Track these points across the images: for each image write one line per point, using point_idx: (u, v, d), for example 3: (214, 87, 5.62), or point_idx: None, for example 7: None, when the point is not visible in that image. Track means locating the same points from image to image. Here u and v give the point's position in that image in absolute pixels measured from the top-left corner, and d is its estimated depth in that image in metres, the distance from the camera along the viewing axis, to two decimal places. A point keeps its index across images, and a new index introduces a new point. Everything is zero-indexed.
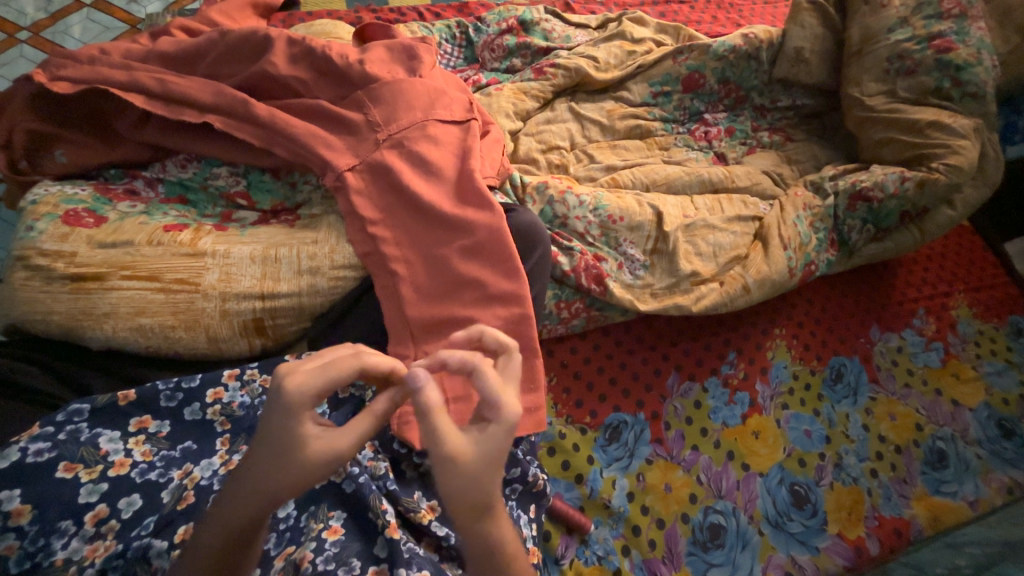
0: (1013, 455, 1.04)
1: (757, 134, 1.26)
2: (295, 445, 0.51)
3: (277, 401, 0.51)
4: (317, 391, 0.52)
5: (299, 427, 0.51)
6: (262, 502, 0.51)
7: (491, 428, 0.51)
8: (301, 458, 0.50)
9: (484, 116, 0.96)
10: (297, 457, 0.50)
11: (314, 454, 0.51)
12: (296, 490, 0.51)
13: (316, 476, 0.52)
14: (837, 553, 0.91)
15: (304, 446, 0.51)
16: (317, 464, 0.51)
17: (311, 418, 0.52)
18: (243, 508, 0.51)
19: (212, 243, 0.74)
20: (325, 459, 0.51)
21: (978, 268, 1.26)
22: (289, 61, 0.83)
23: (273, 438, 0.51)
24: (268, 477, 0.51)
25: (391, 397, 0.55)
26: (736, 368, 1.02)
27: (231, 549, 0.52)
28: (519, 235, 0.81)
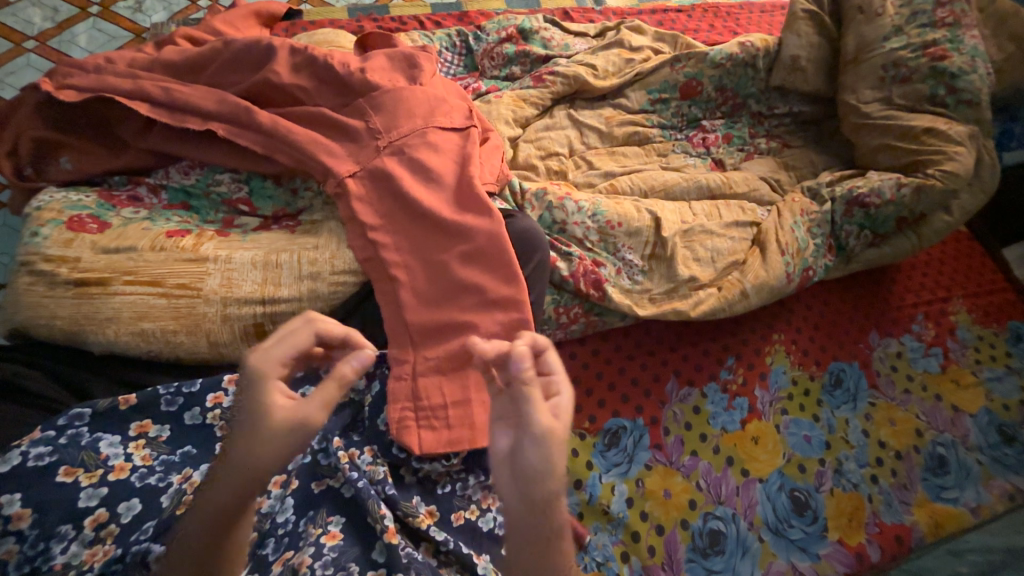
0: (1014, 461, 1.03)
1: (755, 141, 1.27)
2: (262, 414, 0.50)
3: (244, 374, 0.52)
4: (280, 360, 0.53)
5: (266, 396, 0.50)
6: (244, 484, 0.48)
7: (564, 405, 0.53)
8: (265, 427, 0.49)
9: (484, 123, 0.98)
10: (265, 425, 0.49)
11: (281, 420, 0.49)
12: (272, 463, 0.49)
13: (288, 443, 0.50)
14: (838, 560, 0.90)
15: (271, 414, 0.50)
16: (287, 429, 0.49)
17: (279, 387, 0.52)
18: (222, 486, 0.49)
19: (214, 249, 0.74)
20: (294, 423, 0.50)
21: (977, 273, 1.26)
22: (291, 70, 0.84)
23: (243, 409, 0.50)
24: (247, 451, 0.48)
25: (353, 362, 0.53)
26: (735, 373, 1.02)
27: (222, 531, 0.49)
28: (518, 240, 0.81)
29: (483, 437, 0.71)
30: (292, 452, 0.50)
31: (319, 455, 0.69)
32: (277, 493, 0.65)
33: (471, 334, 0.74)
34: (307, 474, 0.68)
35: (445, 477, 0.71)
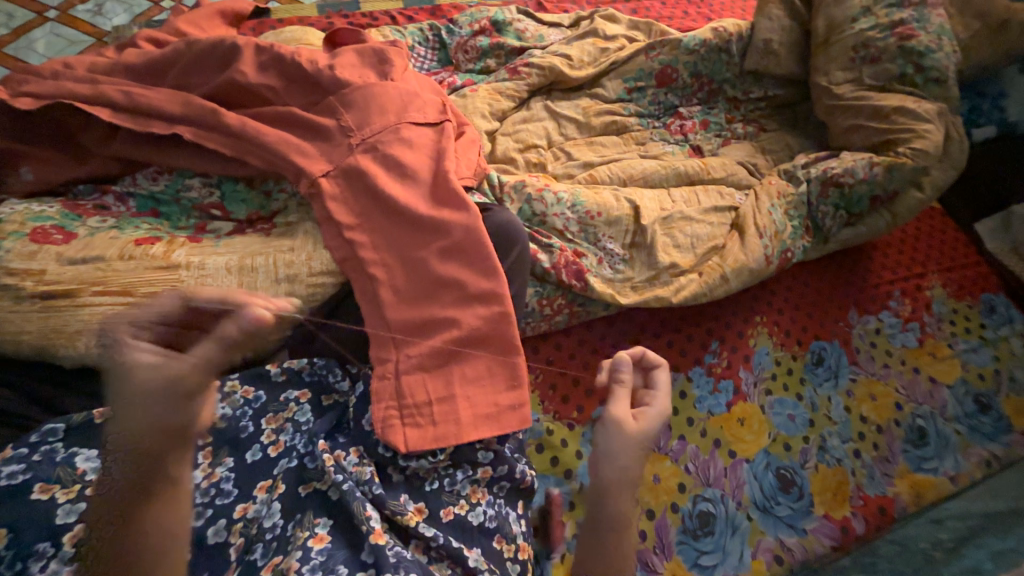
0: (990, 428, 1.06)
1: (732, 126, 1.28)
2: (127, 375, 0.56)
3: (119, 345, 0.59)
4: (146, 326, 0.60)
5: (128, 358, 0.57)
6: (131, 443, 0.54)
7: (644, 413, 0.76)
8: (136, 383, 0.55)
9: (459, 118, 0.97)
10: (130, 383, 0.56)
11: (144, 377, 0.55)
12: (148, 421, 0.55)
13: (155, 401, 0.55)
14: (825, 534, 0.92)
15: (133, 372, 0.56)
16: (151, 386, 0.55)
17: (142, 349, 0.57)
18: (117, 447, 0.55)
19: (186, 255, 0.73)
20: (155, 379, 0.55)
21: (950, 248, 1.29)
22: (258, 69, 0.82)
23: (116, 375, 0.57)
24: (125, 412, 0.56)
25: (239, 325, 0.62)
26: (719, 356, 1.03)
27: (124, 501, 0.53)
28: (496, 234, 0.81)
29: (470, 432, 0.70)
30: (163, 406, 0.55)
31: (306, 459, 0.70)
32: (263, 498, 0.66)
33: (452, 330, 0.73)
34: (294, 478, 0.68)
35: (432, 474, 0.71)
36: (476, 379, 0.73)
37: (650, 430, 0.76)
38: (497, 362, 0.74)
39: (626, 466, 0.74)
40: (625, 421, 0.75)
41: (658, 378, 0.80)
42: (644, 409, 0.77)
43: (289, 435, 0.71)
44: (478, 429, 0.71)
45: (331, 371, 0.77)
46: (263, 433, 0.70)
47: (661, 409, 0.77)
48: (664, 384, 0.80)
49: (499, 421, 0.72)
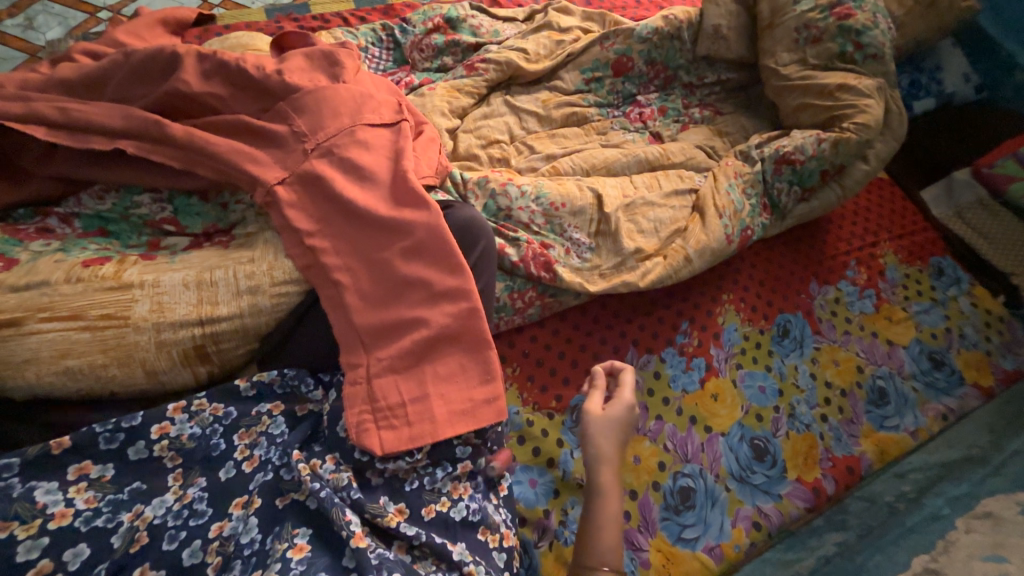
0: (945, 383, 1.12)
1: (689, 111, 1.31)
2: None
3: None
4: None
5: None
6: None
7: (611, 406, 0.79)
8: None
9: (417, 117, 0.96)
10: None
11: None
12: None
13: None
14: (798, 497, 0.96)
15: None
16: None
17: None
18: None
19: (139, 273, 0.71)
20: None
21: (900, 216, 1.35)
22: (202, 78, 0.80)
23: None
24: None
25: None
26: (690, 336, 1.06)
27: None
28: (460, 231, 0.81)
29: (446, 430, 0.70)
30: None
31: (282, 471, 0.69)
32: (238, 514, 0.66)
33: (422, 329, 0.72)
34: (270, 492, 0.68)
35: (412, 474, 0.71)
36: (450, 376, 0.72)
37: (619, 419, 0.79)
38: (469, 358, 0.73)
39: (600, 457, 0.76)
40: (592, 413, 0.79)
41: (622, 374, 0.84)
42: (611, 402, 0.80)
43: (263, 449, 0.70)
44: (455, 426, 0.70)
45: (302, 381, 0.76)
46: (236, 450, 0.70)
47: (625, 399, 0.80)
48: (629, 378, 0.83)
49: (474, 416, 0.71)
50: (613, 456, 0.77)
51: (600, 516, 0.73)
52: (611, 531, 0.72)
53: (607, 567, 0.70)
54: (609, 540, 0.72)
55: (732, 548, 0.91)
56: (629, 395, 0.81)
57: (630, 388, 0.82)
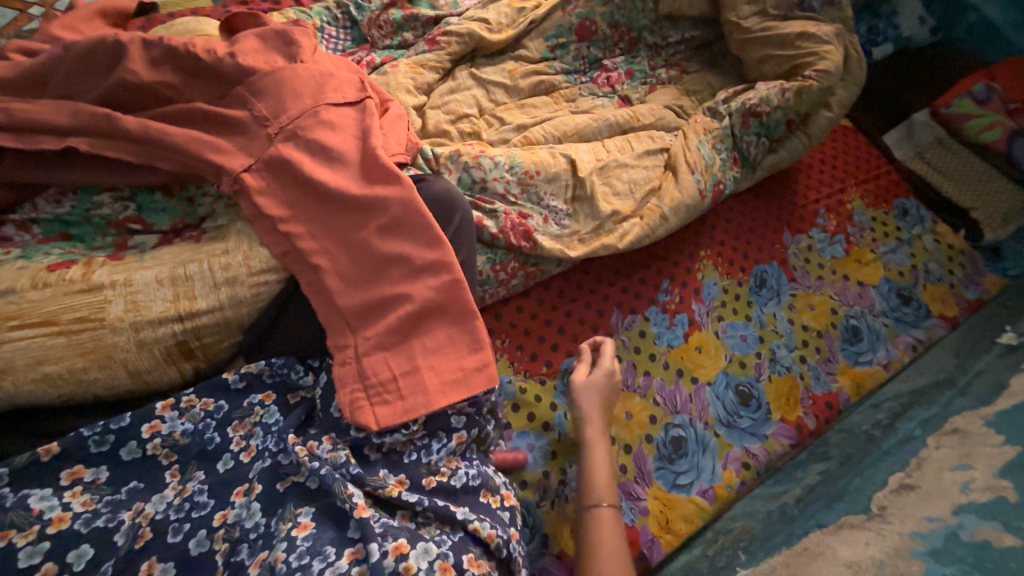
0: (913, 317, 1.17)
1: (655, 72, 1.30)
2: None
3: None
4: None
5: None
6: None
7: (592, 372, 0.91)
8: None
9: (382, 95, 0.94)
10: None
11: None
12: None
13: None
14: (783, 435, 1.01)
15: None
16: None
17: None
18: None
19: (109, 274, 0.69)
20: None
21: (865, 161, 1.38)
22: (150, 66, 0.76)
23: None
24: None
25: None
26: (672, 293, 1.09)
27: None
28: (436, 204, 0.81)
29: (439, 400, 0.71)
30: None
31: (280, 456, 0.69)
32: (241, 501, 0.66)
33: (406, 304, 0.72)
34: (270, 477, 0.68)
35: (409, 446, 0.73)
36: (439, 348, 0.73)
37: (601, 381, 0.90)
38: (456, 329, 0.74)
39: (587, 413, 0.87)
40: (577, 380, 0.91)
41: (603, 344, 0.96)
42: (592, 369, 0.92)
43: (259, 438, 0.71)
44: (447, 395, 0.71)
45: (292, 368, 0.76)
46: (232, 442, 0.70)
47: (604, 364, 0.92)
48: (608, 347, 0.95)
49: (466, 384, 0.72)
50: (599, 413, 0.88)
51: (593, 462, 0.83)
52: (606, 473, 0.82)
53: (605, 504, 0.79)
54: (604, 481, 0.81)
55: (724, 488, 0.95)
56: (608, 362, 0.92)
57: (609, 356, 0.93)
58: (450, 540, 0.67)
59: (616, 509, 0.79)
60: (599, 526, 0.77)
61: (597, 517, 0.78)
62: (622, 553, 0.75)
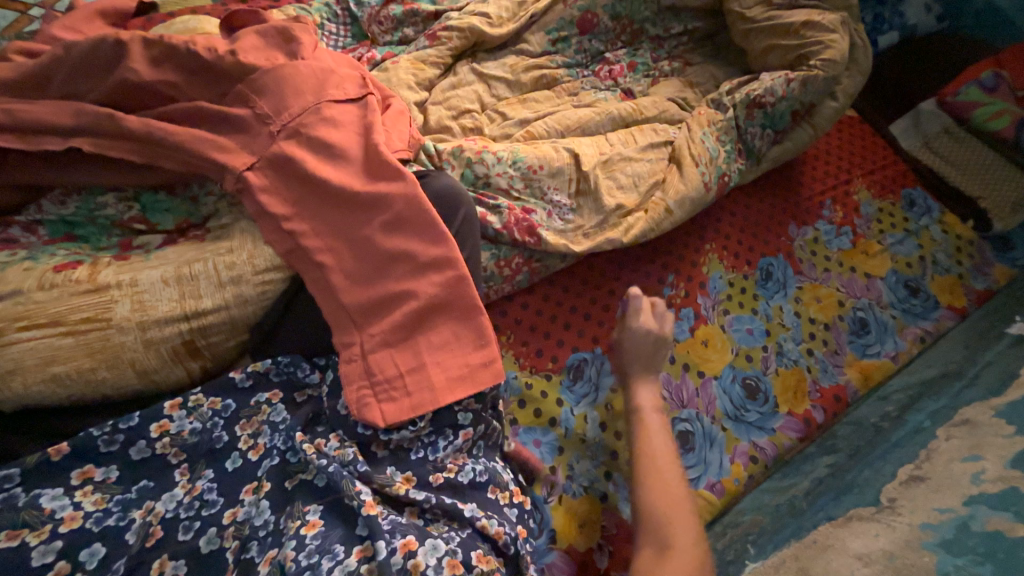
0: (921, 308, 1.16)
1: (658, 64, 1.29)
2: None
3: None
4: None
5: None
6: None
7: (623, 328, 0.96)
8: None
9: (383, 91, 0.94)
10: None
11: None
12: None
13: None
14: (790, 428, 1.01)
15: None
16: None
17: None
18: None
19: (115, 274, 0.69)
20: None
21: (871, 152, 1.37)
22: (152, 65, 0.76)
23: None
24: None
25: None
26: (677, 287, 1.08)
27: None
28: (439, 200, 0.81)
29: (445, 396, 0.71)
30: None
31: (288, 455, 0.70)
32: (250, 500, 0.67)
33: (411, 301, 0.72)
34: (279, 475, 0.69)
35: (416, 443, 0.73)
36: (444, 345, 0.72)
37: (629, 337, 0.94)
38: (461, 325, 0.73)
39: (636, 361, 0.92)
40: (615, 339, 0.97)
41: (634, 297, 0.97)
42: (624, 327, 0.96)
43: (267, 437, 0.71)
44: (453, 392, 0.71)
45: (298, 366, 0.77)
46: (240, 440, 0.70)
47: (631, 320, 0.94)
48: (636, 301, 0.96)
49: (473, 381, 0.72)
50: (634, 366, 0.92)
51: (643, 400, 0.89)
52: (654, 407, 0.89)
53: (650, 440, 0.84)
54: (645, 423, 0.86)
55: (732, 482, 0.94)
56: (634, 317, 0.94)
57: (636, 310, 0.95)
58: (458, 537, 0.67)
59: (662, 445, 0.84)
60: (652, 448, 0.83)
61: (650, 441, 0.84)
62: (672, 481, 0.80)
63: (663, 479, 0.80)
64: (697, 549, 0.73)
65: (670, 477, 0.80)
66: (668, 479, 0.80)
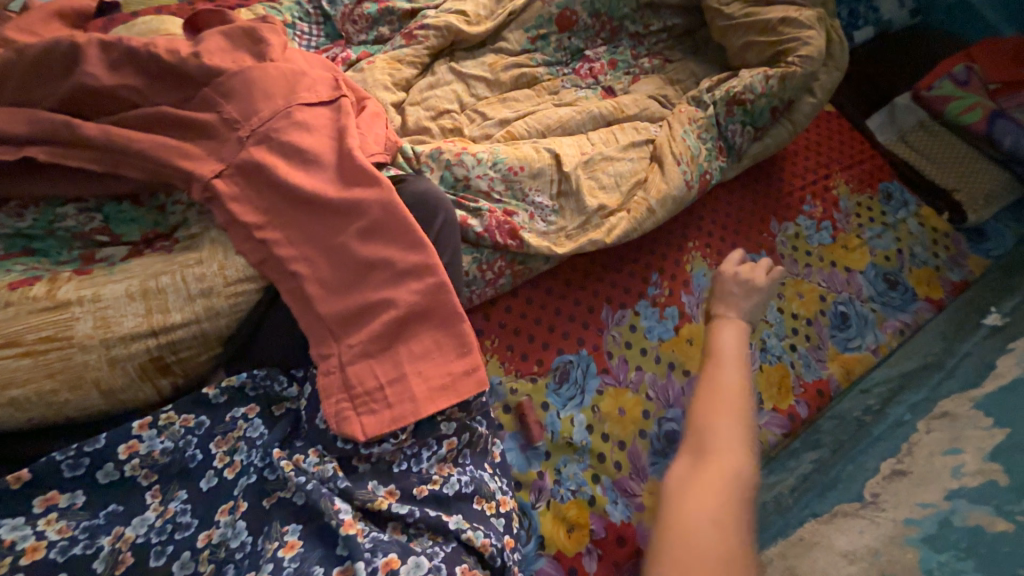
0: (900, 301, 1.18)
1: (639, 62, 1.28)
2: None
3: None
4: None
5: None
6: None
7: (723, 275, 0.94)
8: None
9: (357, 93, 0.91)
10: None
11: None
12: None
13: None
14: (774, 425, 1.00)
15: None
16: None
17: None
18: None
19: (75, 290, 0.66)
20: None
21: (849, 146, 1.38)
22: (111, 70, 0.73)
23: None
24: None
25: None
26: (662, 287, 1.08)
27: None
28: (417, 205, 0.79)
29: (427, 407, 0.69)
30: None
31: (266, 471, 0.67)
32: (226, 520, 0.64)
33: (389, 310, 0.70)
34: (256, 494, 0.66)
35: (399, 455, 0.71)
36: (425, 354, 0.71)
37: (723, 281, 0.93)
38: (443, 333, 0.72)
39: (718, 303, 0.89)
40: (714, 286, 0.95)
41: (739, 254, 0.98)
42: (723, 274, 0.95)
43: (244, 453, 0.68)
44: (435, 403, 0.69)
45: (275, 379, 0.74)
46: (215, 458, 0.68)
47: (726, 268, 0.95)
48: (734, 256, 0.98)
49: (455, 390, 0.70)
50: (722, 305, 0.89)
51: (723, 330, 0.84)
52: (733, 336, 0.83)
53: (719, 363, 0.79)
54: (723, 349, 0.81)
55: None
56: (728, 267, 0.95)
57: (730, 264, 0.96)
58: (442, 552, 0.65)
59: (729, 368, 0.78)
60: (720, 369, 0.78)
61: (720, 364, 0.79)
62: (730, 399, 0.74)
63: (721, 396, 0.75)
64: (741, 468, 0.68)
65: (733, 398, 0.74)
66: (726, 397, 0.74)
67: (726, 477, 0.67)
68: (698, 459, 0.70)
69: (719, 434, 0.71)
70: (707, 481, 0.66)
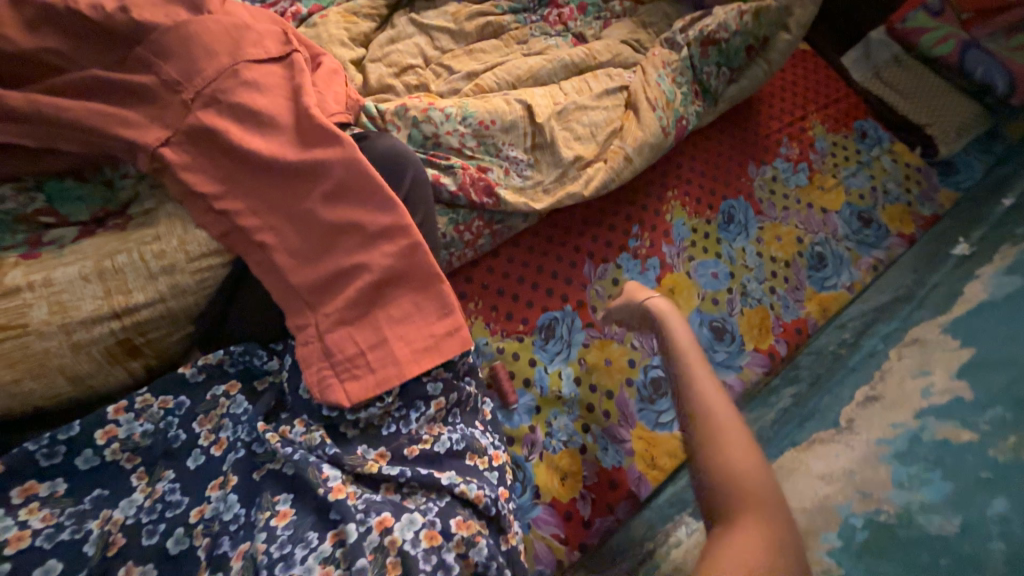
0: (874, 238, 1.20)
1: (609, 4, 1.22)
2: None
3: None
4: None
5: None
6: None
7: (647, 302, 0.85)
8: None
9: (311, 49, 0.85)
10: None
11: None
12: None
13: None
14: (756, 364, 1.03)
15: None
16: None
17: None
18: None
19: (24, 275, 0.62)
20: None
21: (824, 86, 1.36)
22: (28, 30, 0.65)
23: None
24: None
25: None
26: (642, 238, 1.07)
27: None
28: (384, 164, 0.75)
29: (412, 369, 0.68)
30: None
31: (254, 446, 0.66)
32: (217, 495, 0.64)
33: (364, 274, 0.68)
34: (245, 467, 0.66)
35: (387, 419, 0.71)
36: (405, 317, 0.69)
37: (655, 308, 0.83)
38: (422, 295, 0.70)
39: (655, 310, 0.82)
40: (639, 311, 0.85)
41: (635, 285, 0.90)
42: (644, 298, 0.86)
43: (229, 430, 0.67)
44: (419, 364, 0.69)
45: (254, 354, 0.72)
46: (200, 437, 0.66)
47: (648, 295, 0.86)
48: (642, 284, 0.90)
49: (439, 350, 0.70)
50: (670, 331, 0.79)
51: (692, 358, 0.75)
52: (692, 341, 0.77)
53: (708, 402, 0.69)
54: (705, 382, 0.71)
55: None
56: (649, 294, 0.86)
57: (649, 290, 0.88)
58: (436, 507, 0.66)
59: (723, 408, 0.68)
60: (704, 395, 0.70)
61: (701, 391, 0.70)
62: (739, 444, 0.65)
63: (725, 436, 0.65)
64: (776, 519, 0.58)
65: (741, 444, 0.65)
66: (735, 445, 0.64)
67: (771, 539, 0.56)
68: (731, 525, 0.58)
69: (740, 479, 0.62)
70: (752, 551, 0.55)
